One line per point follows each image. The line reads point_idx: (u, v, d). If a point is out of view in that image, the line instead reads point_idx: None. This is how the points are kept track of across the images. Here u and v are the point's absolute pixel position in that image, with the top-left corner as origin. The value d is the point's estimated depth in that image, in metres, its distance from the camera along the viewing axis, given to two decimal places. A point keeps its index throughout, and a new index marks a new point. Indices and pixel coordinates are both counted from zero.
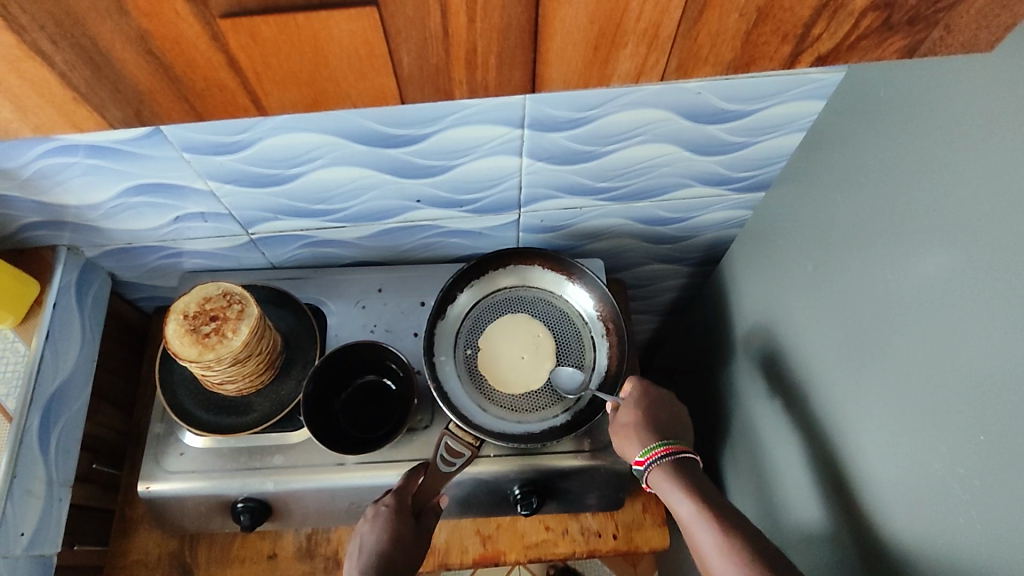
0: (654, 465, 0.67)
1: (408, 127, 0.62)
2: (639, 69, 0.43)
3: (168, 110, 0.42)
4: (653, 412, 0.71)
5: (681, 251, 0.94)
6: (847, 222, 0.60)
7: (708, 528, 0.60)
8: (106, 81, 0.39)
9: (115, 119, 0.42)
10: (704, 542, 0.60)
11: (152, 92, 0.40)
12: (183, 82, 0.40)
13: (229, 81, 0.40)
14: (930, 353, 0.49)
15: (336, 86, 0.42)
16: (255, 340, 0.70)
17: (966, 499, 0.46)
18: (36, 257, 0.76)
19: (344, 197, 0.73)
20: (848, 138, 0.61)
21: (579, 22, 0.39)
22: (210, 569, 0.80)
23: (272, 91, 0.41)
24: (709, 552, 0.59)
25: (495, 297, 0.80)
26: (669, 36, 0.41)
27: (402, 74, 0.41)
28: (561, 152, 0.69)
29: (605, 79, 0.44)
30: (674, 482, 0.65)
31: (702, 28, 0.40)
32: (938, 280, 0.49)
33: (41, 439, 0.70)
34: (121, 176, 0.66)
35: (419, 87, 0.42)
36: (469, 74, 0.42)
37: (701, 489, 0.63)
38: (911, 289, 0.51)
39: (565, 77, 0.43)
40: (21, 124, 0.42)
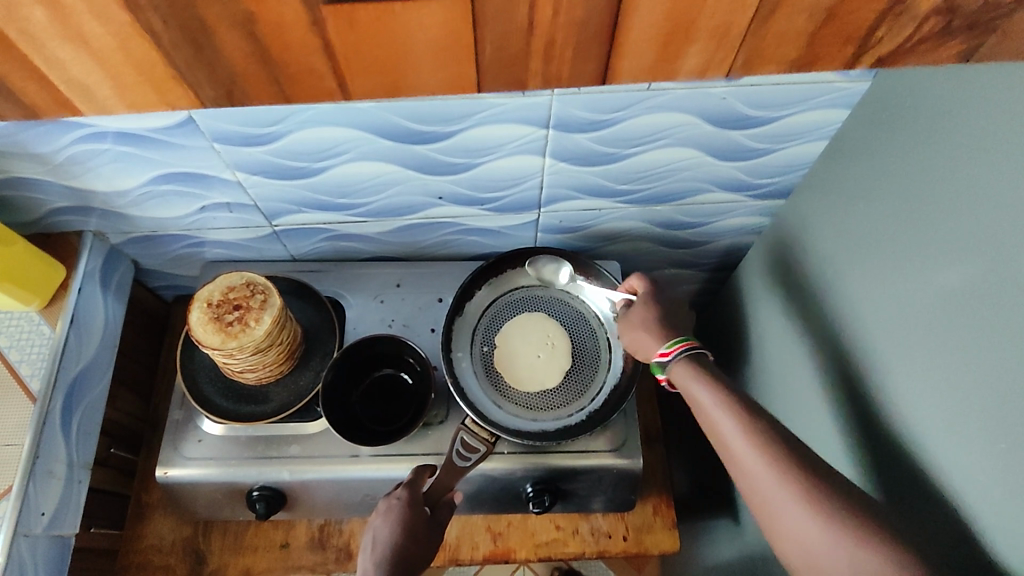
0: (679, 356, 0.64)
1: (436, 124, 0.63)
2: (705, 65, 0.46)
3: (259, 94, 0.45)
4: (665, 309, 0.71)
5: (697, 256, 0.95)
6: (868, 231, 0.61)
7: (729, 412, 0.57)
8: (202, 59, 0.41)
9: (207, 98, 0.44)
10: (726, 426, 0.56)
11: (245, 74, 0.43)
12: (277, 64, 0.42)
13: (320, 66, 0.43)
14: (951, 361, 0.50)
15: (418, 74, 0.44)
16: (277, 330, 0.71)
17: (987, 507, 0.47)
18: (62, 242, 0.77)
19: (368, 191, 0.74)
20: (872, 148, 0.62)
21: (655, 19, 0.42)
22: (224, 556, 0.81)
23: (354, 75, 0.44)
24: (733, 436, 0.56)
25: (513, 296, 0.81)
26: (739, 36, 0.44)
27: (482, 62, 0.44)
28: (584, 153, 0.70)
29: (672, 74, 0.47)
30: (694, 373, 0.62)
31: (772, 27, 0.44)
32: (959, 291, 0.49)
33: (63, 420, 0.71)
34: (151, 163, 0.68)
35: (498, 75, 0.45)
36: (545, 64, 0.44)
37: (722, 377, 0.60)
38: (932, 298, 0.52)
39: (635, 72, 0.46)
40: (116, 101, 0.44)
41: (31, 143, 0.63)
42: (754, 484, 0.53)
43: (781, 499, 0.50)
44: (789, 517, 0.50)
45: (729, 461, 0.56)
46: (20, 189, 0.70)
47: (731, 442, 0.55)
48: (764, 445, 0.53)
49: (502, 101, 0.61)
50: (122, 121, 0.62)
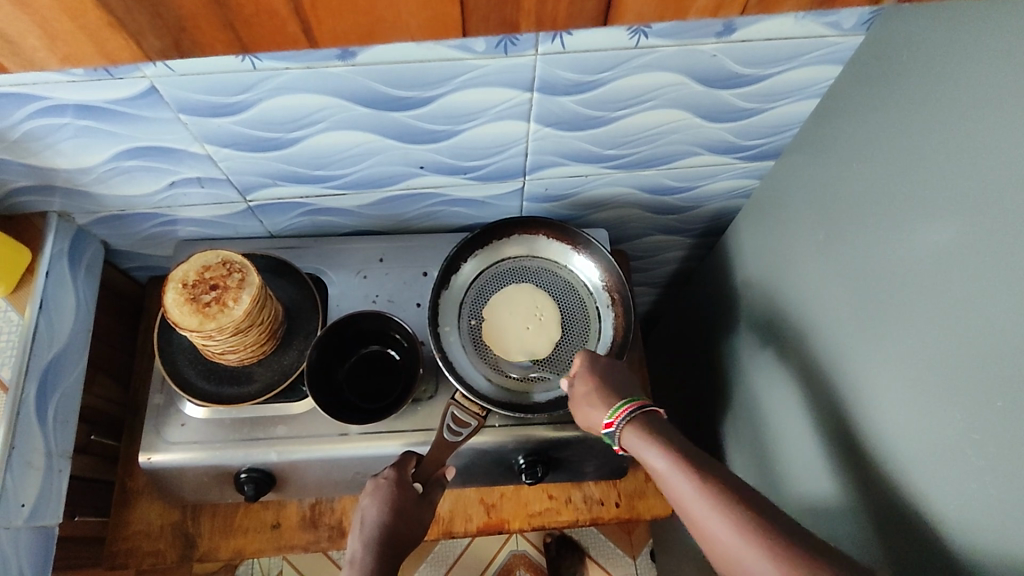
0: (624, 424, 0.63)
1: (415, 89, 0.60)
2: (719, 2, 0.43)
3: (211, 42, 0.42)
4: (609, 375, 0.68)
5: (684, 221, 0.93)
6: (859, 191, 0.60)
7: (679, 470, 0.57)
8: (145, 4, 0.39)
9: (151, 49, 0.42)
10: (680, 486, 0.56)
11: (192, 18, 0.40)
12: (229, 6, 0.40)
13: (281, 7, 0.40)
14: (944, 318, 0.49)
15: (395, 15, 0.42)
16: (257, 309, 0.68)
17: (979, 464, 0.47)
18: (27, 223, 0.74)
19: (345, 162, 0.71)
20: (863, 106, 0.60)
21: None
22: (213, 539, 0.80)
23: (327, 21, 0.41)
24: (687, 496, 0.55)
25: (500, 267, 0.79)
26: None
27: (468, 2, 0.41)
28: (570, 117, 0.67)
29: (682, 10, 0.44)
30: (642, 435, 0.61)
31: None
32: (954, 248, 0.48)
33: (38, 409, 0.69)
34: (115, 138, 0.64)
35: (485, 14, 0.42)
36: (540, 4, 0.42)
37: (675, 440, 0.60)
38: (925, 256, 0.51)
39: (640, 7, 0.43)
40: (47, 54, 0.42)
41: None
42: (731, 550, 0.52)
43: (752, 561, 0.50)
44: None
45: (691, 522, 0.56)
46: None
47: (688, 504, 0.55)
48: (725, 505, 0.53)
49: (483, 63, 0.58)
50: (81, 93, 0.58)
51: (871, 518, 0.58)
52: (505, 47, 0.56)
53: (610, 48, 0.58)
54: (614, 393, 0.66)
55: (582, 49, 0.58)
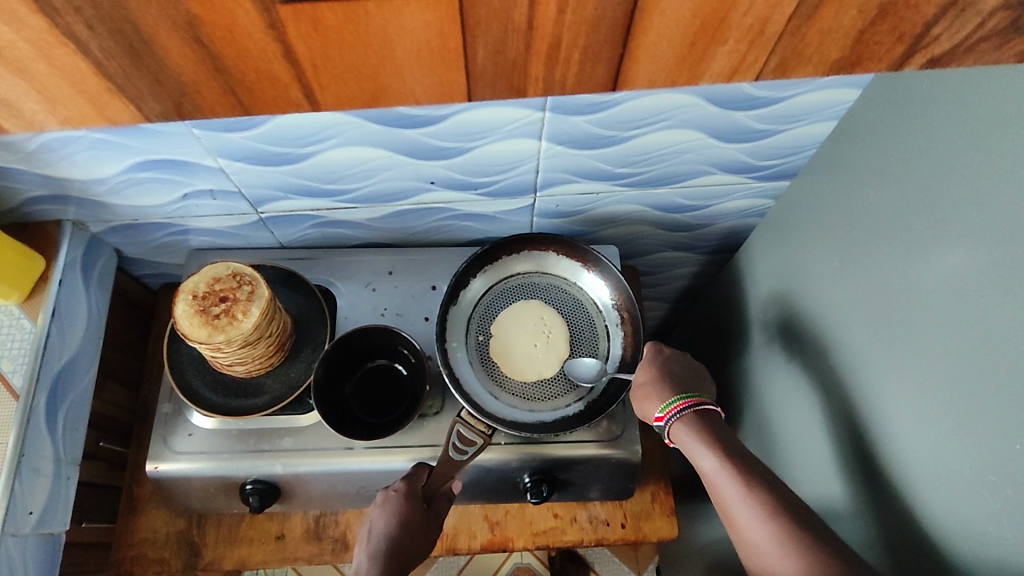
0: (675, 419, 0.65)
1: (427, 108, 0.60)
2: (734, 67, 0.42)
3: (211, 103, 0.41)
4: (669, 368, 0.70)
5: (696, 238, 0.93)
6: (873, 216, 0.59)
7: (734, 479, 0.59)
8: (146, 71, 0.38)
9: (151, 112, 0.41)
10: (729, 493, 0.58)
11: (194, 84, 0.40)
12: (231, 73, 0.39)
13: (283, 74, 0.39)
14: (952, 352, 0.49)
15: (399, 80, 0.41)
16: (266, 322, 0.68)
17: (997, 506, 0.46)
18: (40, 231, 0.74)
19: (356, 177, 0.71)
20: (880, 130, 0.59)
21: (681, 14, 0.38)
22: (218, 549, 0.80)
23: (329, 86, 0.41)
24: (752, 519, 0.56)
25: (509, 283, 0.79)
26: (776, 32, 0.39)
27: (474, 68, 0.40)
28: (581, 136, 0.67)
29: (696, 78, 0.43)
30: (696, 435, 0.63)
31: (815, 24, 0.39)
32: (969, 280, 0.47)
33: (48, 417, 0.69)
34: (130, 151, 0.65)
35: (492, 80, 0.41)
36: (548, 72, 0.41)
37: (726, 444, 0.61)
38: (934, 287, 0.51)
39: (651, 77, 0.42)
40: (47, 116, 0.41)
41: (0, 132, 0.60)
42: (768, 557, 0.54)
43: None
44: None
45: (733, 527, 0.58)
46: None
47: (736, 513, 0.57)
48: (774, 520, 0.55)
49: None
50: None
51: (887, 551, 0.56)
52: None
53: None
54: (671, 386, 0.68)
55: None
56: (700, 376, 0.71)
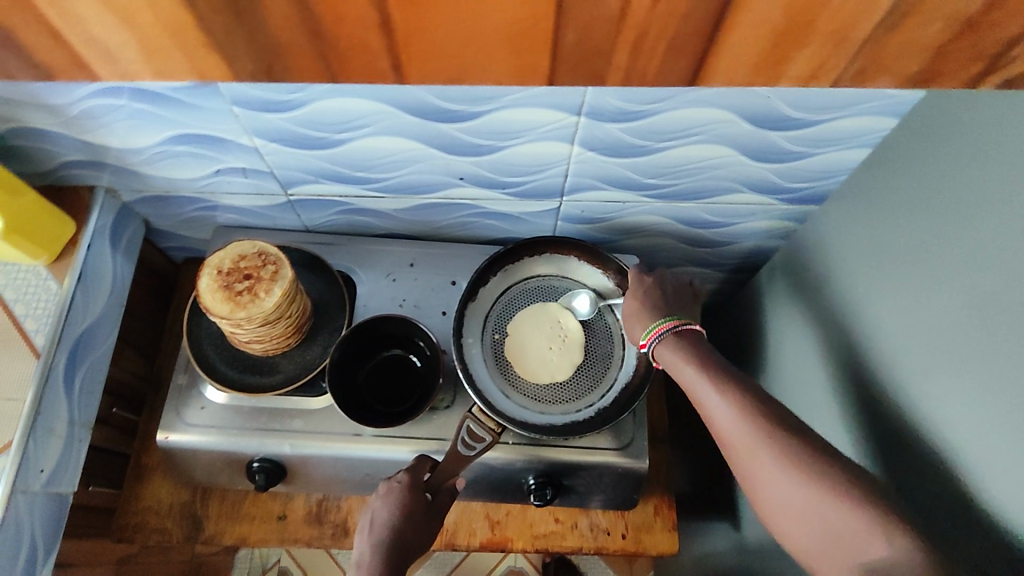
0: (657, 342, 0.66)
1: (465, 103, 0.61)
2: (814, 70, 0.39)
3: (302, 70, 0.39)
4: (653, 293, 0.71)
5: (718, 255, 0.92)
6: (900, 248, 0.58)
7: (709, 383, 0.59)
8: (242, 29, 0.36)
9: (241, 70, 0.39)
10: (706, 398, 0.58)
11: (287, 46, 0.37)
12: (326, 41, 0.37)
13: (374, 42, 0.37)
14: (975, 389, 0.49)
15: (480, 61, 0.39)
16: (287, 303, 0.69)
17: (1011, 544, 0.45)
18: (73, 196, 0.76)
19: (387, 167, 0.71)
20: (912, 162, 0.59)
21: (770, 11, 0.35)
22: (220, 524, 0.80)
23: (417, 59, 0.38)
24: (749, 436, 0.54)
25: (529, 284, 0.79)
26: (861, 39, 0.37)
27: (560, 53, 0.38)
28: (614, 144, 0.67)
29: (773, 79, 0.40)
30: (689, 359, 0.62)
31: (899, 35, 0.36)
32: (996, 318, 0.47)
33: (66, 378, 0.70)
34: (168, 123, 0.65)
35: (574, 68, 0.39)
36: (631, 61, 0.38)
37: (702, 354, 0.62)
38: (959, 323, 0.51)
39: (732, 77, 0.40)
40: (141, 66, 0.38)
41: (45, 94, 0.61)
42: (747, 453, 0.53)
43: (829, 509, 0.48)
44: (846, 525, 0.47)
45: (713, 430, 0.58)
46: (34, 140, 0.68)
47: (714, 415, 0.57)
48: (748, 415, 0.55)
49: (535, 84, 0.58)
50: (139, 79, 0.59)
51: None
52: None
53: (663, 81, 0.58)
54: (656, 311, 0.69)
55: None
56: (686, 298, 0.72)
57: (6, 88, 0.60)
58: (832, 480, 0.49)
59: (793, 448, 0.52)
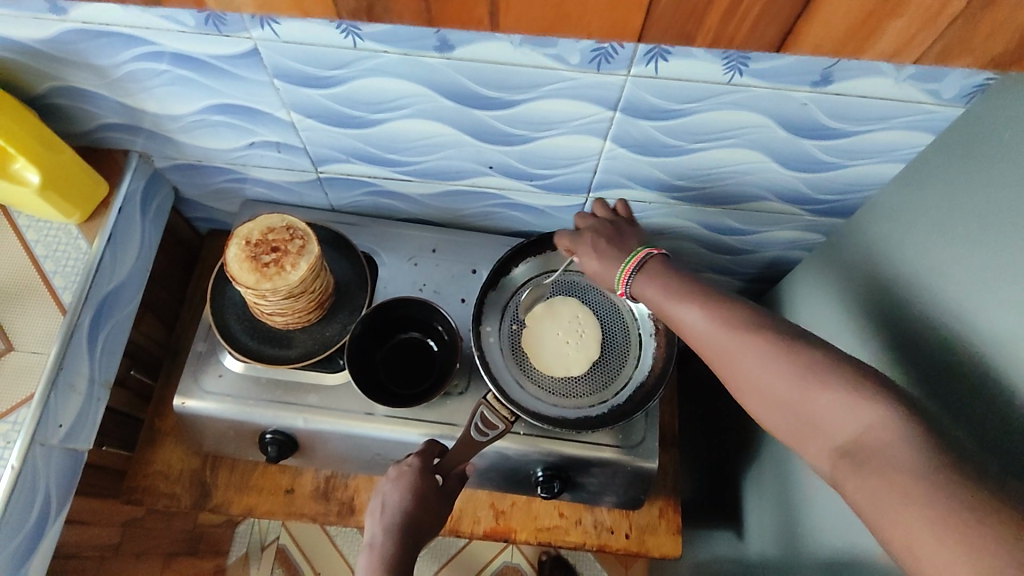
0: (635, 275, 0.59)
1: (503, 90, 0.61)
2: (900, 45, 0.50)
3: (401, 11, 0.51)
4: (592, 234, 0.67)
5: (739, 263, 0.92)
6: (922, 267, 0.58)
7: (681, 295, 0.54)
8: None
9: (345, 9, 0.51)
10: (681, 313, 0.54)
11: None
12: None
13: None
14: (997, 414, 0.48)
15: (583, 14, 0.49)
16: (312, 278, 0.70)
17: None
18: (108, 158, 0.77)
19: (419, 150, 0.72)
20: (943, 180, 0.59)
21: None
22: (229, 492, 0.81)
23: (515, 10, 0.49)
24: (723, 345, 0.49)
25: (549, 278, 0.79)
26: (951, 16, 0.47)
27: (654, 10, 0.48)
28: (647, 142, 0.68)
29: (861, 50, 0.51)
30: (658, 276, 0.57)
31: (988, 15, 0.47)
32: (1016, 335, 0.47)
33: (89, 336, 0.71)
34: (207, 91, 0.66)
35: (665, 23, 0.49)
36: (720, 24, 0.49)
37: (670, 269, 0.57)
38: (983, 346, 0.50)
39: (817, 41, 0.50)
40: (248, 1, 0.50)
41: (91, 54, 0.62)
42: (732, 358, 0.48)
43: (812, 401, 0.44)
44: (836, 415, 0.42)
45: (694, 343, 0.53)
46: (75, 100, 0.70)
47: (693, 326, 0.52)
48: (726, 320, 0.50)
49: (575, 76, 0.59)
50: (183, 45, 0.60)
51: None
52: (598, 63, 0.57)
53: (703, 80, 0.58)
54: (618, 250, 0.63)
55: (673, 77, 0.58)
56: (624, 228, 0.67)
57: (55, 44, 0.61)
58: (817, 364, 0.44)
59: (772, 343, 0.47)
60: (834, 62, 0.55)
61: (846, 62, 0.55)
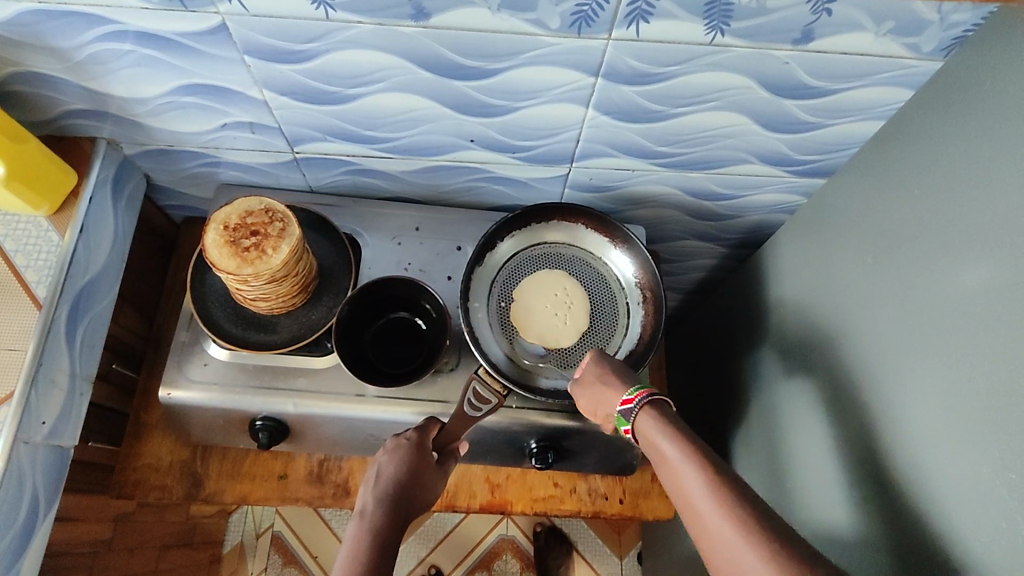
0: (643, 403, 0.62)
1: (482, 59, 0.60)
2: None
3: None
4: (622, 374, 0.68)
5: (721, 229, 0.93)
6: (901, 225, 0.60)
7: (680, 449, 0.56)
8: None
9: None
10: (681, 471, 0.55)
11: None
12: None
13: None
14: (969, 360, 0.50)
15: None
16: (294, 261, 0.68)
17: (1013, 504, 0.45)
18: (75, 147, 0.74)
19: (398, 126, 0.71)
20: (919, 138, 0.60)
21: None
22: (221, 482, 0.80)
23: None
24: (696, 495, 0.54)
25: (535, 251, 0.79)
26: None
27: None
28: (629, 108, 0.67)
29: None
30: (655, 420, 0.60)
31: None
32: (994, 281, 0.49)
33: (68, 331, 0.70)
34: (175, 71, 0.64)
35: None
36: None
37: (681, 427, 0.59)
38: (959, 295, 0.52)
39: None
40: None
41: (50, 36, 0.60)
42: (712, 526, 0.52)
43: None
44: None
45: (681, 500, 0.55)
46: (36, 85, 0.67)
47: (686, 486, 0.55)
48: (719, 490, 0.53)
49: (554, 41, 0.58)
50: (147, 22, 0.58)
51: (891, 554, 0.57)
52: (579, 27, 0.56)
53: (684, 41, 0.57)
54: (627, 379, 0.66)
55: (655, 40, 0.57)
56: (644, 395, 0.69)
57: (12, 25, 0.58)
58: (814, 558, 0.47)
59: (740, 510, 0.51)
60: (815, 17, 0.55)
61: (828, 17, 0.55)
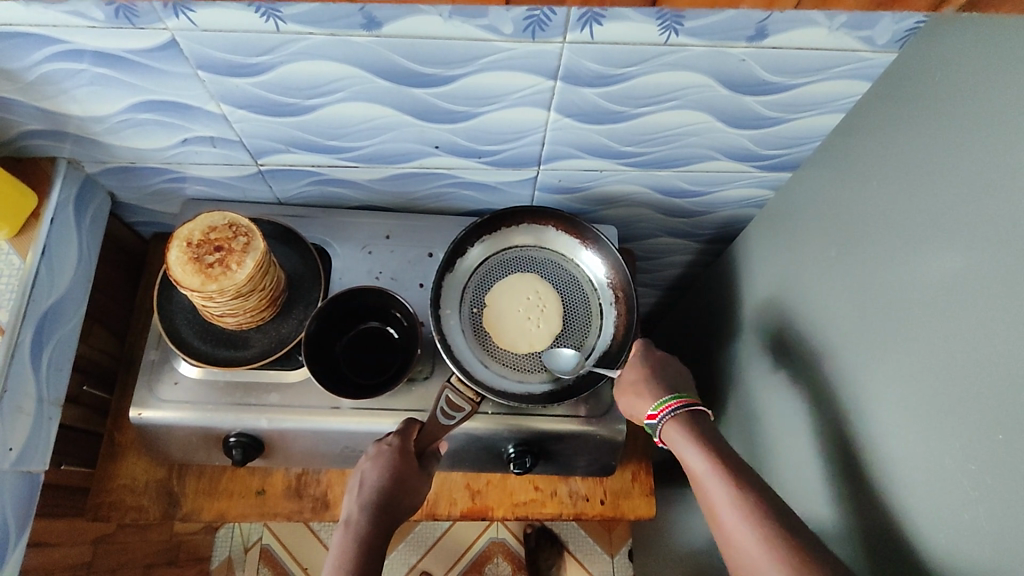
0: (667, 418, 0.65)
1: (438, 66, 0.60)
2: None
3: None
4: (661, 369, 0.70)
5: (694, 225, 0.93)
6: (865, 216, 0.60)
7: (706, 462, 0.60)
8: None
9: None
10: (710, 484, 0.58)
11: None
12: None
13: None
14: (932, 351, 0.50)
15: None
16: (260, 275, 0.68)
17: (975, 496, 0.46)
18: (35, 167, 0.73)
19: (361, 135, 0.70)
20: (879, 128, 0.60)
21: None
22: (198, 500, 0.80)
23: None
24: (721, 503, 0.57)
25: (506, 255, 0.79)
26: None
27: None
28: (591, 110, 0.67)
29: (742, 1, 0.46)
30: (683, 433, 0.63)
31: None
32: (953, 269, 0.49)
33: (33, 355, 0.69)
34: (130, 89, 0.63)
35: None
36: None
37: (708, 440, 0.62)
38: (921, 285, 0.52)
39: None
40: None
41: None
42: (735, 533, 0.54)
43: None
44: None
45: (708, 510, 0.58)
46: None
47: (713, 496, 0.58)
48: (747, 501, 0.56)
49: (511, 45, 0.57)
50: (101, 41, 0.57)
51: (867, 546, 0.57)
52: (532, 31, 0.56)
53: (638, 42, 0.57)
54: (662, 386, 0.68)
55: (612, 41, 0.57)
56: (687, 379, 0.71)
57: None
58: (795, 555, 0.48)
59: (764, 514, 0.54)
60: (766, 14, 0.55)
61: (779, 14, 0.55)
